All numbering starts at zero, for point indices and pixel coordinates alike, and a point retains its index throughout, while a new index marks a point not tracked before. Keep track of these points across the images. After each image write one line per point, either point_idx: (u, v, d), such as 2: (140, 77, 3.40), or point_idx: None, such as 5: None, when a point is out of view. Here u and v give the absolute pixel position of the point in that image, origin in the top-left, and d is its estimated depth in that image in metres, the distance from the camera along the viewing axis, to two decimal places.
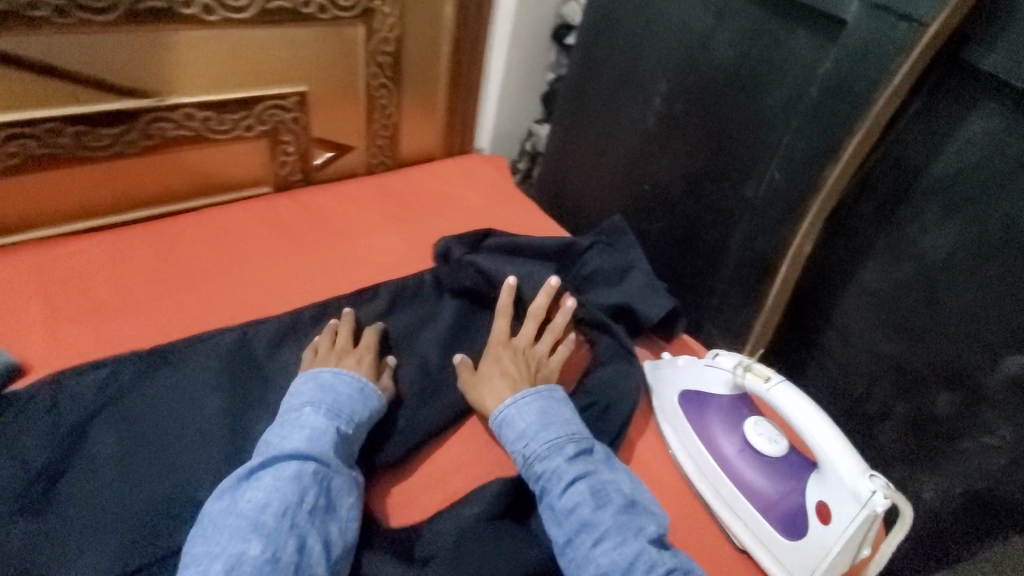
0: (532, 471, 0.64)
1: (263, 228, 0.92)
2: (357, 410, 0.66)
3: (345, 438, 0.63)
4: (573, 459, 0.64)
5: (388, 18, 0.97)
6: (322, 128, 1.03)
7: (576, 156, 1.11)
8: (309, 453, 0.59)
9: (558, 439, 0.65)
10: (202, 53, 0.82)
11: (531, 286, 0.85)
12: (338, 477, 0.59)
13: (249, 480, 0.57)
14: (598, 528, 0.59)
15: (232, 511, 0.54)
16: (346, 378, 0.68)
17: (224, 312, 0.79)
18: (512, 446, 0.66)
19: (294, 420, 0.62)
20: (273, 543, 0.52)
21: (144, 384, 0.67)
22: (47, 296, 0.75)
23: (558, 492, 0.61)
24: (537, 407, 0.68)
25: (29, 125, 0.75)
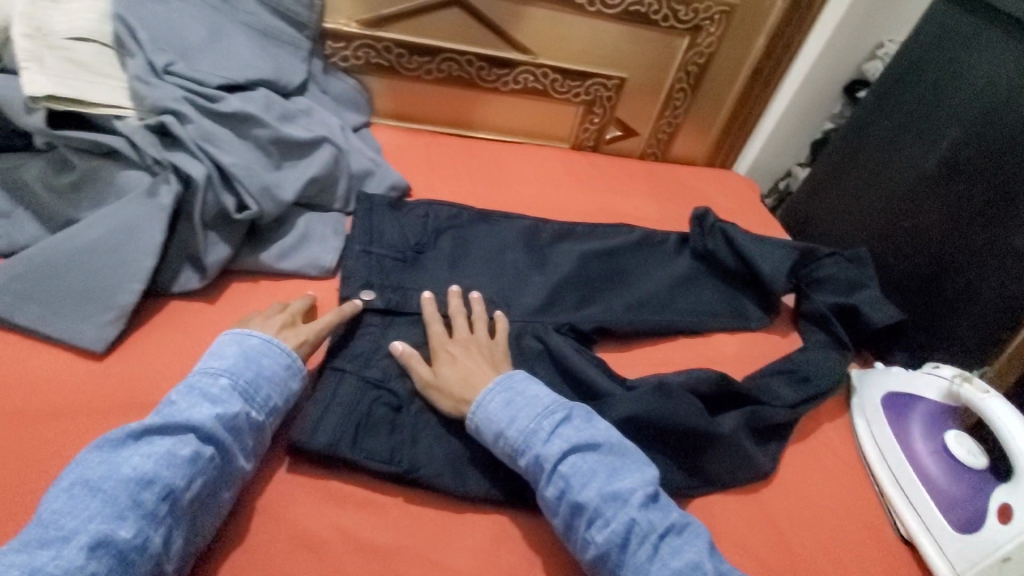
0: (518, 467, 0.63)
1: (561, 169, 1.21)
2: (270, 394, 0.61)
3: (255, 422, 0.59)
4: (550, 440, 0.62)
5: (710, 37, 1.19)
6: (624, 112, 1.29)
7: (834, 190, 1.18)
8: (212, 436, 0.55)
9: (528, 424, 0.63)
10: (572, 31, 1.13)
11: (767, 263, 0.95)
12: (224, 468, 0.56)
13: (135, 444, 0.53)
14: (587, 505, 0.59)
15: (108, 476, 0.50)
16: (275, 349, 0.64)
17: (529, 208, 1.08)
18: (490, 436, 0.64)
19: (197, 389, 0.57)
20: (149, 525, 0.49)
21: (475, 225, 0.94)
22: (430, 161, 1.11)
23: (546, 479, 0.61)
24: (502, 398, 0.65)
25: (459, 54, 1.11)
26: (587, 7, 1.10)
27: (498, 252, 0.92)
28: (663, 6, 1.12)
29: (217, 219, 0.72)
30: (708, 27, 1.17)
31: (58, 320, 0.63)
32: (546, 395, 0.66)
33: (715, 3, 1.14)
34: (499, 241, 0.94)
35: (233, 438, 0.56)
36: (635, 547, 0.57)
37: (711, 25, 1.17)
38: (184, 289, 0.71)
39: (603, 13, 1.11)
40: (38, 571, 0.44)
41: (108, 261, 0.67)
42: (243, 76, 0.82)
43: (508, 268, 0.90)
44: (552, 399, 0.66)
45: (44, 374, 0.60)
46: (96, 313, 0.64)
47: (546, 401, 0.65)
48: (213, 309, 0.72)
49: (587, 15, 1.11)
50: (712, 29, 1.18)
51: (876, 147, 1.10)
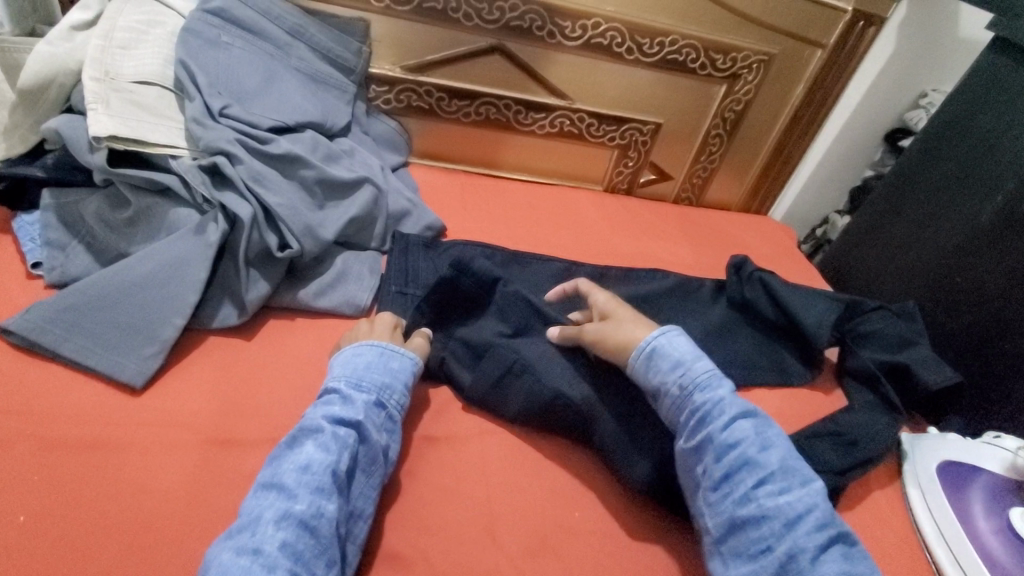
0: (692, 402, 0.66)
1: (594, 212, 1.21)
2: (380, 376, 0.66)
3: (382, 398, 0.65)
4: (730, 397, 0.66)
5: (748, 84, 1.19)
6: (659, 156, 1.29)
7: (879, 240, 1.16)
8: (342, 420, 0.61)
9: (710, 374, 0.67)
10: (609, 77, 1.15)
11: (808, 316, 0.92)
12: (361, 447, 0.60)
13: (288, 448, 0.58)
14: (760, 466, 0.61)
15: (275, 474, 0.55)
16: (369, 344, 0.69)
17: (560, 250, 1.08)
18: (664, 376, 0.68)
19: (322, 398, 0.63)
20: (320, 496, 0.54)
21: (507, 268, 0.95)
22: (464, 202, 1.12)
23: (719, 427, 0.63)
24: (687, 345, 0.70)
25: (498, 98, 1.14)
26: (625, 55, 1.12)
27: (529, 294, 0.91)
28: (701, 55, 1.13)
29: (261, 257, 0.74)
30: (746, 76, 1.18)
31: (103, 354, 0.64)
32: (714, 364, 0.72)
33: (754, 53, 1.14)
34: (532, 284, 0.93)
35: (362, 416, 0.62)
36: (808, 524, 0.57)
37: (749, 73, 1.17)
38: (222, 325, 0.72)
39: (641, 61, 1.12)
40: (248, 548, 0.49)
41: (154, 296, 0.68)
42: (292, 120, 0.85)
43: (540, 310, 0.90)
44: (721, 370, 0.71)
45: (84, 408, 0.61)
46: (139, 346, 0.65)
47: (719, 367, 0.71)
48: (250, 346, 0.72)
49: (625, 62, 1.13)
50: (750, 77, 1.18)
51: (924, 200, 1.07)
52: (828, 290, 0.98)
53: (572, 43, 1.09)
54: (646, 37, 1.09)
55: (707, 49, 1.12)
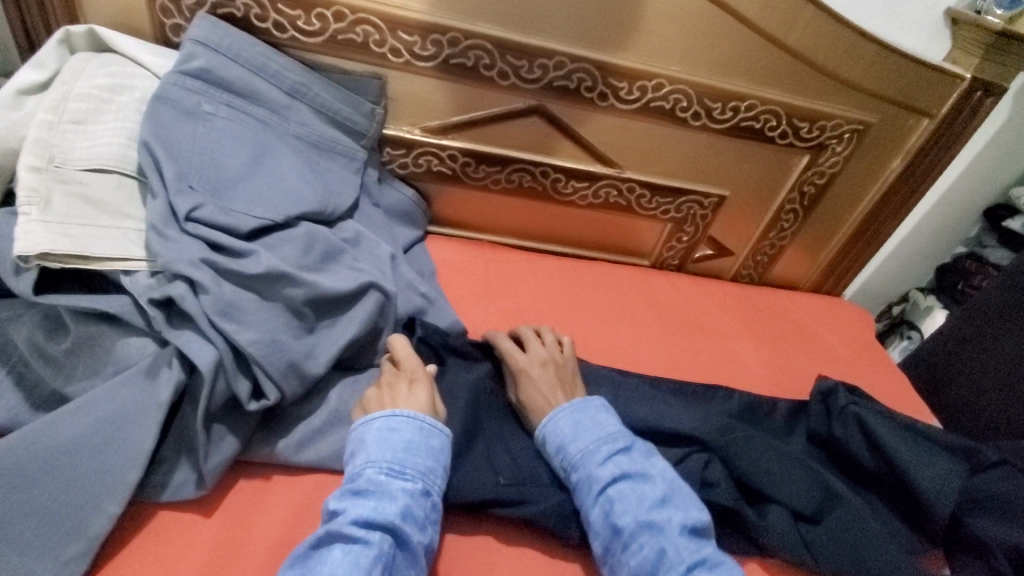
0: (570, 480, 0.65)
1: (642, 297, 1.03)
2: (423, 460, 0.58)
3: (421, 492, 0.56)
4: (603, 464, 0.64)
5: (835, 155, 0.99)
6: (718, 230, 1.10)
7: (982, 352, 0.98)
8: (376, 523, 0.52)
9: (589, 446, 0.65)
10: (667, 144, 0.97)
11: (921, 476, 0.72)
12: (398, 553, 0.52)
13: (313, 557, 0.50)
14: (628, 526, 0.59)
15: None
16: (412, 422, 0.60)
17: (601, 352, 0.90)
18: (553, 454, 0.67)
19: (353, 488, 0.55)
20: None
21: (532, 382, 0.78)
22: (488, 285, 0.95)
23: (591, 495, 0.62)
24: (570, 415, 0.68)
25: (535, 165, 0.97)
26: (690, 121, 0.93)
27: None
28: (783, 123, 0.94)
29: (228, 407, 0.58)
30: (834, 146, 0.98)
31: (3, 557, 0.48)
32: (613, 422, 0.68)
33: (847, 121, 0.95)
34: None
35: (399, 516, 0.53)
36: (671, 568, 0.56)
37: (839, 143, 0.98)
38: (174, 496, 0.56)
39: (708, 127, 0.94)
40: None
41: (83, 469, 0.52)
42: (283, 212, 0.69)
43: None
44: (617, 428, 0.67)
45: None
46: (57, 542, 0.50)
47: (611, 429, 0.67)
48: (206, 525, 0.56)
49: (689, 128, 0.94)
50: (839, 147, 0.98)
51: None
52: (937, 432, 0.79)
53: (629, 106, 0.91)
54: (717, 101, 0.91)
55: (790, 117, 0.93)
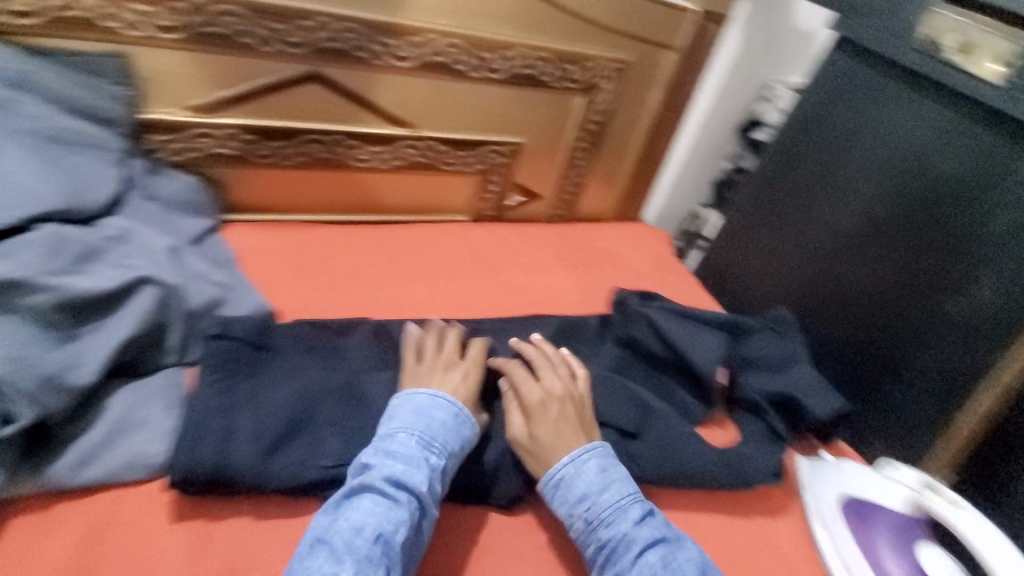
0: (594, 536, 0.61)
1: (461, 249, 1.06)
2: (451, 440, 0.64)
3: (444, 467, 0.62)
4: (639, 525, 0.61)
5: (606, 94, 1.11)
6: (524, 176, 1.17)
7: (745, 246, 1.11)
8: (404, 483, 0.58)
9: (583, 495, 0.63)
10: (455, 99, 1.00)
11: (696, 351, 0.86)
12: (421, 508, 0.58)
13: (345, 504, 0.57)
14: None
15: (329, 531, 0.55)
16: (443, 403, 0.66)
17: (424, 306, 0.92)
18: (565, 504, 0.63)
19: (384, 446, 0.61)
20: (366, 566, 0.52)
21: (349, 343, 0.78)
22: (298, 263, 0.92)
23: (628, 562, 0.58)
24: (594, 464, 0.65)
25: (325, 134, 0.95)
26: (470, 74, 0.98)
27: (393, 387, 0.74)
28: (553, 67, 1.02)
29: None
30: (603, 85, 1.09)
31: None
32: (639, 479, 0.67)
33: (607, 61, 1.06)
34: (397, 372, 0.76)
35: (426, 482, 0.59)
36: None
37: (606, 83, 1.09)
38: None
39: (488, 78, 0.99)
40: None
41: None
42: (13, 214, 0.62)
43: None
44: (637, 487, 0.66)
45: None
46: None
47: (635, 485, 0.66)
48: None
49: (472, 81, 0.99)
50: (608, 86, 1.10)
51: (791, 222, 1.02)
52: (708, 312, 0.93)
53: (405, 64, 0.93)
54: (489, 51, 0.96)
55: (558, 61, 1.02)
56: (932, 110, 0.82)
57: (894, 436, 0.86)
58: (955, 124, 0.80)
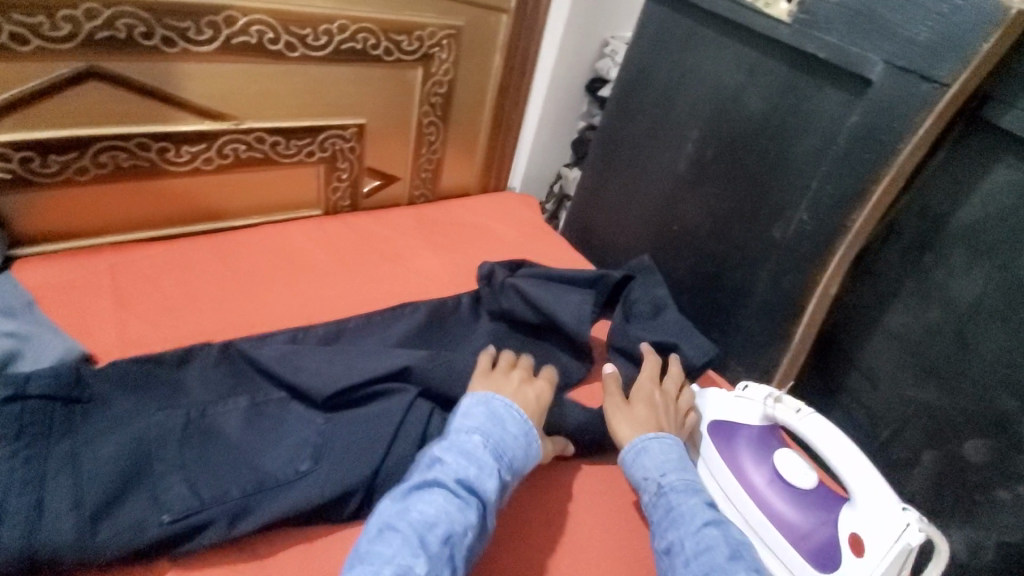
0: (665, 500, 0.64)
1: (316, 248, 0.99)
2: (521, 455, 0.63)
3: (510, 481, 0.61)
4: (705, 504, 0.64)
5: (443, 63, 1.06)
6: (375, 159, 1.10)
7: (605, 199, 1.17)
8: (472, 486, 0.58)
9: (693, 482, 0.66)
10: (277, 83, 0.90)
11: (564, 311, 0.87)
12: (483, 516, 0.57)
13: (413, 497, 0.56)
14: (710, 566, 0.57)
15: (402, 519, 0.54)
16: (515, 413, 0.66)
17: (278, 317, 0.85)
18: (645, 471, 0.67)
19: (462, 443, 0.61)
20: (437, 567, 0.51)
21: (188, 373, 0.69)
22: (118, 294, 0.80)
23: (690, 531, 0.60)
24: (678, 448, 0.69)
25: (124, 139, 0.82)
26: (286, 53, 0.88)
27: (251, 411, 0.67)
28: (381, 40, 0.96)
29: None
30: (438, 54, 1.05)
31: None
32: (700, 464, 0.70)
33: (439, 28, 1.01)
34: (254, 393, 0.69)
35: (492, 489, 0.58)
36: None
37: (441, 51, 1.05)
38: None
39: (308, 57, 0.90)
40: None
41: None
42: None
43: (265, 429, 0.66)
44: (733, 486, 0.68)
45: None
46: None
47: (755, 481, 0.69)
48: None
49: (290, 61, 0.89)
50: (443, 54, 1.05)
51: (638, 170, 1.08)
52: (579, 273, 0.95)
53: (208, 48, 0.82)
54: (305, 27, 0.87)
55: (385, 32, 0.96)
56: (744, 51, 0.86)
57: (750, 360, 0.93)
58: (759, 61, 0.85)
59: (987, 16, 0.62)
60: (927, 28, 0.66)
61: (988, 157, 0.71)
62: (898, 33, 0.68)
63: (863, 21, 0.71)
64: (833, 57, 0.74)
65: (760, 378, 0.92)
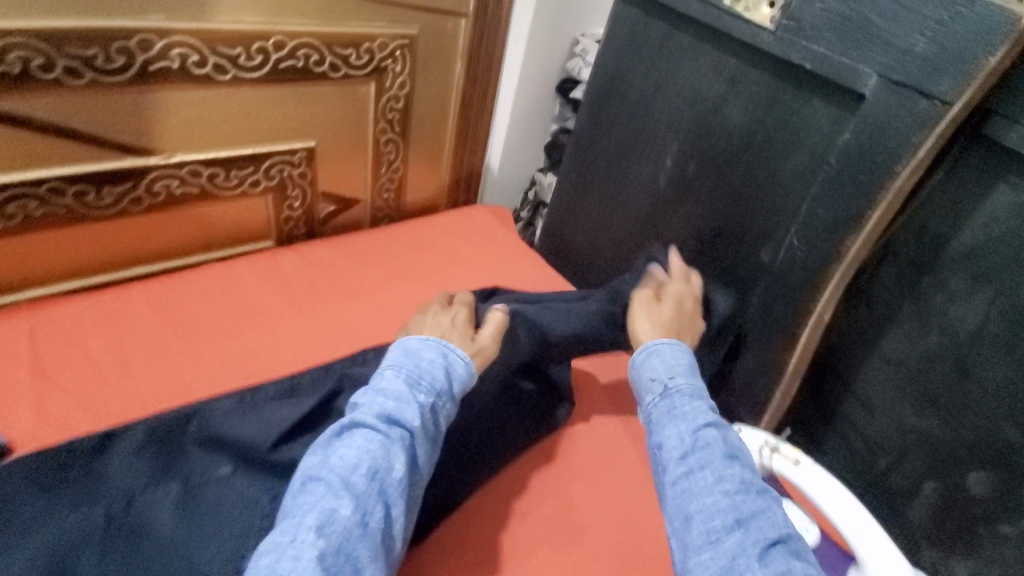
0: (665, 398, 0.62)
1: (266, 287, 0.90)
2: (442, 377, 0.65)
3: (435, 405, 0.62)
4: (700, 401, 0.61)
5: (398, 76, 0.97)
6: (329, 182, 1.01)
7: (582, 214, 1.10)
8: (396, 420, 0.59)
9: (698, 389, 0.63)
10: (209, 110, 0.81)
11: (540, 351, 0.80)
12: (412, 449, 0.59)
13: (341, 440, 0.57)
14: (704, 462, 0.54)
15: (324, 466, 0.55)
16: (429, 343, 0.67)
17: (223, 374, 0.77)
18: (654, 373, 0.65)
19: (377, 386, 0.62)
20: (365, 504, 0.52)
21: (120, 461, 0.63)
22: (37, 361, 0.72)
23: (689, 426, 0.58)
24: (683, 352, 0.67)
25: (34, 185, 0.73)
26: (216, 77, 0.79)
27: (183, 498, 0.61)
28: (326, 55, 0.86)
29: None
30: (391, 66, 0.95)
31: None
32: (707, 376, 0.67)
33: (390, 38, 0.92)
34: (189, 475, 0.63)
35: (413, 419, 0.59)
36: (753, 528, 0.49)
37: (394, 63, 0.95)
38: None
39: (242, 79, 0.81)
40: (287, 551, 0.48)
41: None
42: None
43: (201, 519, 0.60)
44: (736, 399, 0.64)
45: None
46: None
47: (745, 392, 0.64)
48: None
49: (222, 85, 0.80)
50: (397, 66, 0.96)
51: (616, 183, 1.00)
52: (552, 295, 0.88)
53: (120, 77, 0.72)
54: (235, 46, 0.78)
55: (329, 46, 0.86)
56: (723, 59, 0.79)
57: (742, 391, 0.88)
58: (739, 70, 0.78)
59: (990, 29, 0.55)
60: (925, 38, 0.59)
61: (992, 175, 0.65)
62: (892, 43, 0.62)
63: (852, 29, 0.64)
64: (819, 69, 0.68)
65: (752, 409, 0.87)
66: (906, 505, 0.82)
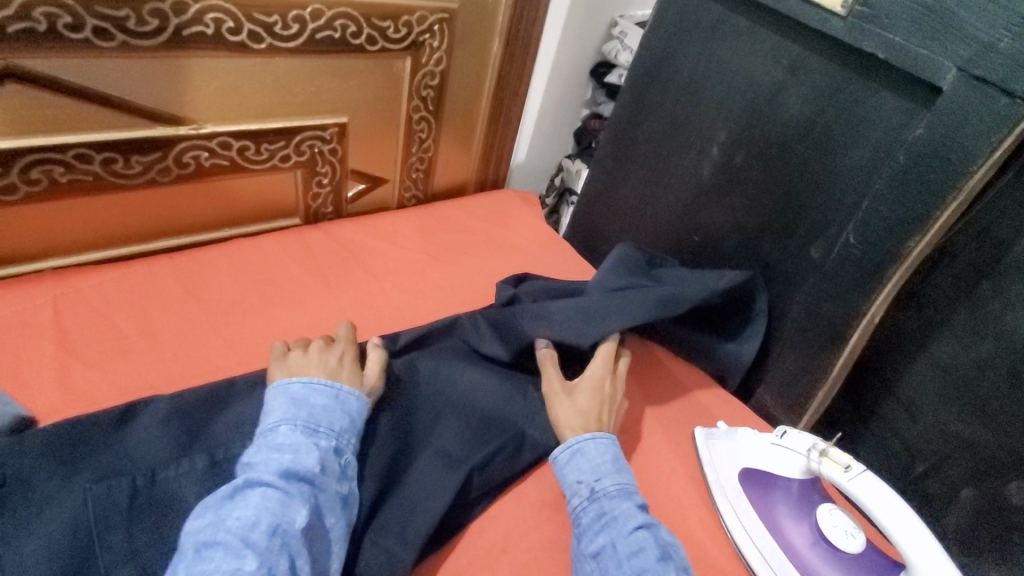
0: (597, 506, 0.60)
1: (294, 264, 0.88)
2: (338, 420, 0.62)
3: (338, 448, 0.60)
4: (632, 506, 0.60)
5: (435, 52, 0.94)
6: (359, 160, 0.98)
7: (617, 202, 1.06)
8: (295, 473, 0.55)
9: (628, 484, 0.62)
10: (239, 78, 0.78)
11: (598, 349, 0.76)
12: (320, 496, 0.55)
13: (234, 502, 0.52)
14: (639, 569, 0.54)
15: (218, 531, 0.49)
16: (318, 386, 0.64)
17: (249, 353, 0.74)
18: (580, 474, 0.63)
19: (269, 440, 0.58)
20: (269, 560, 0.48)
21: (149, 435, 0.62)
22: (64, 332, 0.70)
23: (621, 534, 0.57)
24: (614, 452, 0.65)
25: (60, 150, 0.70)
26: (250, 45, 0.75)
27: (212, 474, 0.60)
28: (363, 28, 0.83)
29: None
30: (429, 41, 0.92)
31: None
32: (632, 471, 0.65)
33: (430, 12, 0.89)
34: (216, 453, 0.62)
35: (315, 465, 0.56)
36: None
37: (433, 38, 0.92)
38: None
39: (278, 48, 0.78)
40: None
41: None
42: None
43: None
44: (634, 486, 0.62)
45: None
46: None
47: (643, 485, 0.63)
48: None
49: (256, 54, 0.77)
50: (435, 42, 0.93)
51: (654, 171, 0.97)
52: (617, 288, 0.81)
53: (154, 42, 0.69)
54: (272, 14, 0.74)
55: (368, 18, 0.83)
56: (783, 46, 0.76)
57: (782, 390, 0.85)
58: (800, 57, 0.74)
59: None
60: (1009, 34, 0.57)
61: None
62: (974, 37, 0.59)
63: (931, 19, 0.62)
64: (892, 59, 0.64)
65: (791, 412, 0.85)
66: (941, 512, 0.79)
